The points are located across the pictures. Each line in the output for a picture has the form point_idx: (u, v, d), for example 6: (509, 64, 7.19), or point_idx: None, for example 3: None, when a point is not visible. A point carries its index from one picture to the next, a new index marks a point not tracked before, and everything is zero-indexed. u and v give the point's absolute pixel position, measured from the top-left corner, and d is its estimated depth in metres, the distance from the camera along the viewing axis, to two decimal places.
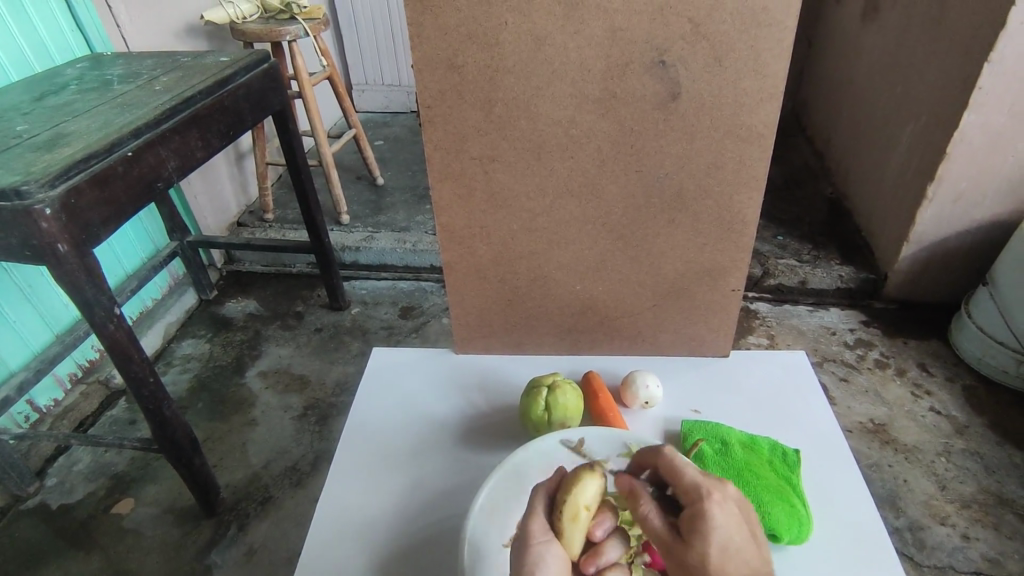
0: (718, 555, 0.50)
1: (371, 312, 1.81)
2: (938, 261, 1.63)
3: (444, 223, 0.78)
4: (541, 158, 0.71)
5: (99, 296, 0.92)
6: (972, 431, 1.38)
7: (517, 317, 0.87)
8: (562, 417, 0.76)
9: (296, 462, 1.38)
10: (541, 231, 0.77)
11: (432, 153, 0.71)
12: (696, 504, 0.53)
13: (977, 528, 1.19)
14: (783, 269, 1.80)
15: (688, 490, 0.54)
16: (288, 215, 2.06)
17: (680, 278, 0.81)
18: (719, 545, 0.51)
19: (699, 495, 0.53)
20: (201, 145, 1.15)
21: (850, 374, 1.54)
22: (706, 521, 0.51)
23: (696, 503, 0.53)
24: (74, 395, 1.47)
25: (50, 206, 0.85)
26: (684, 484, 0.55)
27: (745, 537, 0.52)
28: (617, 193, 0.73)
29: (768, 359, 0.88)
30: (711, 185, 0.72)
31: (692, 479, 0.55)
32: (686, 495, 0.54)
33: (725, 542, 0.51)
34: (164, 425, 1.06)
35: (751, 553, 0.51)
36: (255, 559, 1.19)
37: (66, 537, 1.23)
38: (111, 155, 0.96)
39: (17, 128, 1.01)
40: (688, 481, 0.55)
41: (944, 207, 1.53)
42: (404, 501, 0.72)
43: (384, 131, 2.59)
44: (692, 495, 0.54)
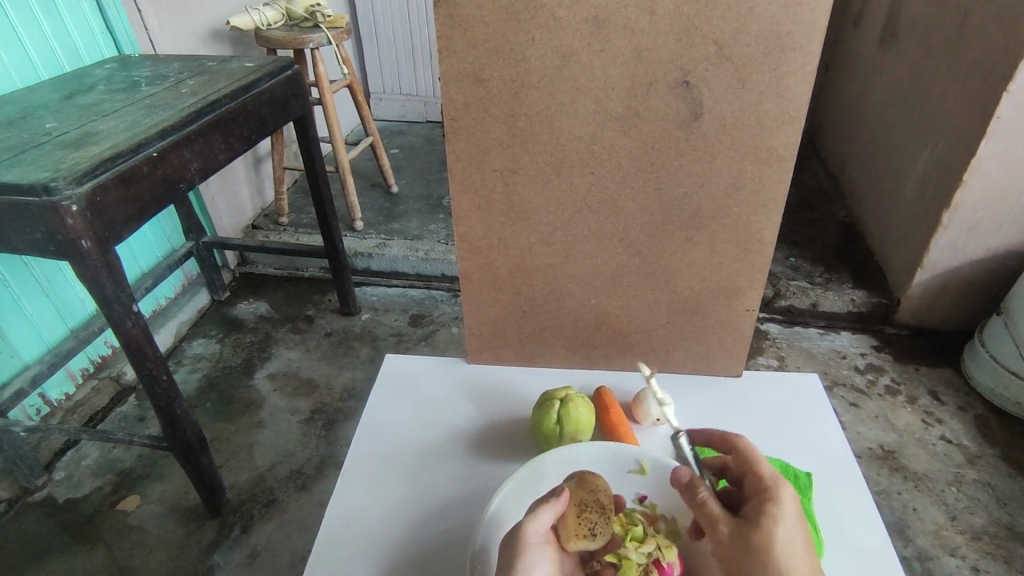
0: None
1: (381, 318, 1.82)
2: (951, 289, 1.63)
3: (463, 233, 0.78)
4: (561, 174, 0.72)
5: (119, 293, 0.94)
6: (984, 462, 1.37)
7: (531, 329, 0.87)
8: (573, 430, 0.76)
9: (301, 466, 1.38)
10: (558, 244, 0.78)
11: (454, 164, 0.72)
12: (773, 493, 0.57)
13: (987, 560, 1.18)
14: (794, 291, 1.80)
15: (762, 482, 0.59)
16: (303, 219, 2.08)
17: (695, 296, 0.81)
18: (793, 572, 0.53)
19: (775, 487, 0.57)
20: (224, 148, 1.17)
21: (860, 400, 1.53)
22: (777, 505, 0.56)
23: (773, 492, 0.57)
24: (85, 390, 1.48)
25: (76, 203, 0.86)
26: (757, 476, 0.59)
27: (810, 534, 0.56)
28: (635, 210, 0.74)
29: (782, 380, 0.87)
30: (729, 206, 0.72)
31: (768, 472, 0.59)
32: (757, 486, 0.59)
33: (791, 534, 0.55)
34: (174, 423, 1.07)
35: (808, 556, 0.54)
36: (257, 562, 1.19)
37: (71, 532, 1.24)
38: (136, 155, 0.97)
39: (46, 125, 1.03)
40: (765, 474, 0.59)
41: (959, 235, 1.53)
42: (414, 507, 0.72)
43: (400, 140, 2.62)
44: (767, 486, 0.58)
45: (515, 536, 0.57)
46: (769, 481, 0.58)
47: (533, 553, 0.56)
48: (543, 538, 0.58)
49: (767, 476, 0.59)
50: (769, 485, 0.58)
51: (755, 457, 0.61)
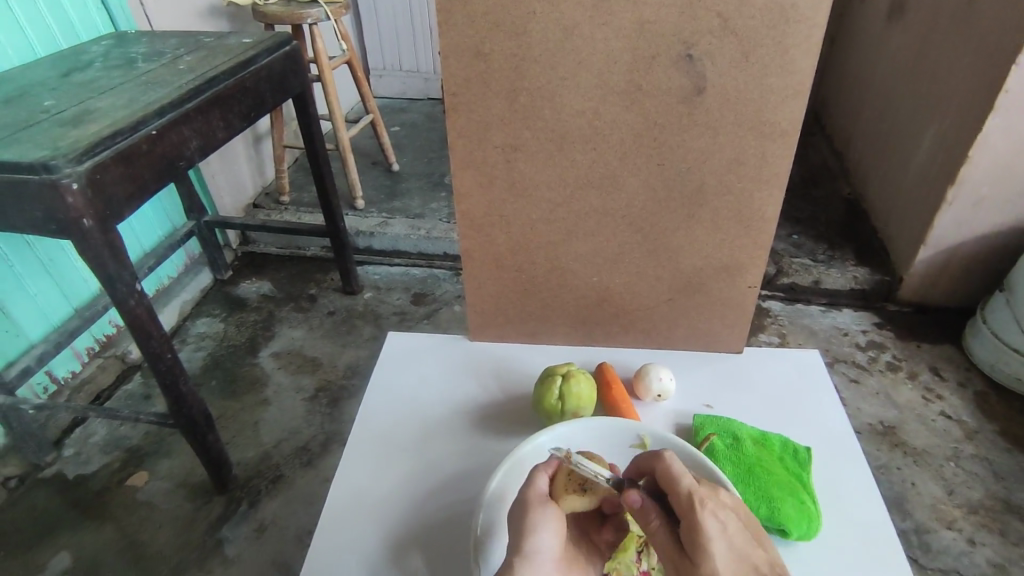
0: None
1: (383, 297, 1.82)
2: (954, 266, 1.62)
3: (464, 210, 0.78)
4: (563, 150, 0.71)
5: (122, 272, 0.94)
6: (982, 437, 1.38)
7: (532, 307, 0.87)
8: (574, 406, 0.76)
9: (306, 443, 1.40)
10: (560, 221, 0.78)
11: (455, 140, 0.72)
12: (693, 519, 0.53)
13: (983, 533, 1.19)
14: (797, 268, 1.79)
15: (681, 505, 0.55)
16: (304, 198, 2.08)
17: (697, 273, 0.81)
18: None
19: (693, 513, 0.53)
20: (223, 126, 1.16)
21: (860, 376, 1.54)
22: (702, 533, 0.52)
23: (691, 521, 0.53)
24: (91, 368, 1.50)
25: (77, 181, 0.86)
26: (676, 499, 0.55)
27: (747, 540, 0.53)
28: (637, 186, 0.73)
29: (783, 357, 0.88)
30: (732, 181, 0.72)
31: (686, 489, 0.55)
32: (679, 512, 0.55)
33: (727, 554, 0.52)
34: (179, 401, 1.08)
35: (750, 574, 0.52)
36: (265, 536, 1.21)
37: (81, 507, 1.26)
38: (135, 133, 0.97)
39: (44, 103, 1.02)
40: (682, 493, 0.55)
41: (963, 211, 1.52)
42: (417, 482, 0.73)
43: (400, 117, 2.59)
44: (686, 514, 0.54)
45: (521, 502, 0.58)
46: (688, 503, 0.54)
47: (538, 512, 0.57)
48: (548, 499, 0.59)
49: (684, 497, 0.55)
50: (688, 511, 0.54)
51: (671, 470, 0.57)
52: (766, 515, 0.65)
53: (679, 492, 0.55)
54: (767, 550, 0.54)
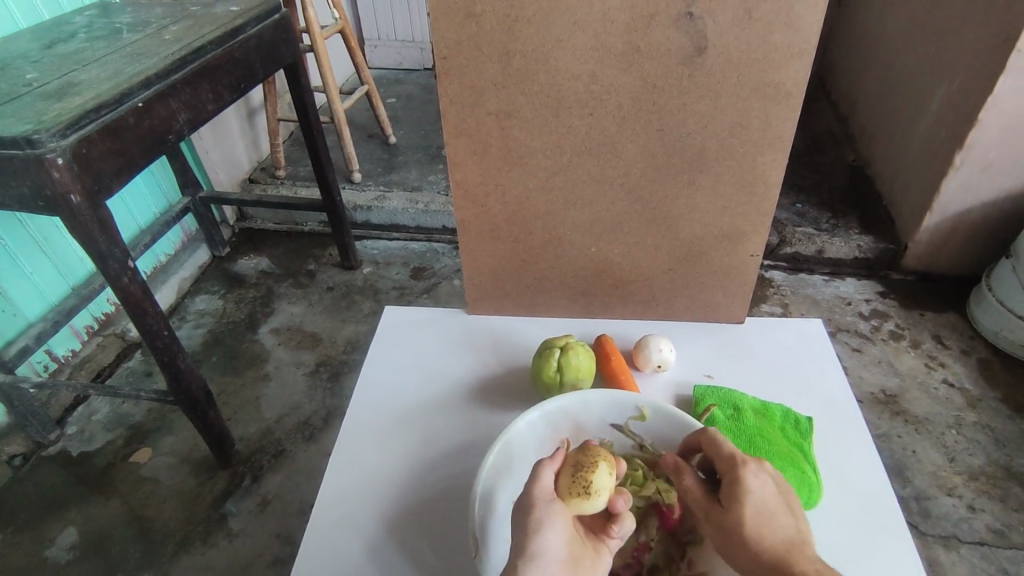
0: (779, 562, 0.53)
1: (382, 272, 1.81)
2: (960, 232, 1.60)
3: (458, 179, 0.76)
4: (560, 115, 0.69)
5: (113, 249, 0.92)
6: (985, 404, 1.37)
7: (530, 279, 0.86)
8: (573, 378, 0.75)
9: (308, 418, 1.40)
10: (557, 190, 0.76)
11: (447, 107, 0.70)
12: (734, 474, 0.57)
13: (984, 499, 1.20)
14: (800, 237, 1.76)
15: (725, 463, 0.58)
16: (300, 172, 2.05)
17: (697, 241, 0.79)
18: (773, 551, 0.54)
19: (735, 466, 0.57)
20: (212, 98, 1.13)
21: (863, 345, 1.53)
22: (741, 486, 0.56)
23: (733, 474, 0.57)
24: (90, 346, 1.49)
25: (61, 155, 0.84)
26: (720, 458, 0.59)
27: (784, 500, 0.57)
28: (636, 152, 0.71)
29: (785, 326, 0.86)
30: (734, 146, 0.70)
31: (729, 450, 0.58)
32: (722, 468, 0.58)
33: (761, 507, 0.55)
34: (178, 378, 1.07)
35: (780, 529, 0.55)
36: (268, 509, 1.22)
37: (86, 483, 1.27)
38: (121, 105, 0.94)
39: (26, 76, 0.99)
40: (724, 453, 0.58)
41: (971, 177, 1.49)
42: (418, 455, 0.73)
43: (396, 88, 2.54)
44: (728, 468, 0.58)
45: (523, 501, 0.57)
46: (730, 459, 0.58)
47: (542, 509, 0.56)
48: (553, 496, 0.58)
49: (728, 455, 0.58)
50: (730, 467, 0.57)
51: (717, 438, 0.62)
52: None
53: (723, 455, 0.60)
54: (795, 517, 0.57)
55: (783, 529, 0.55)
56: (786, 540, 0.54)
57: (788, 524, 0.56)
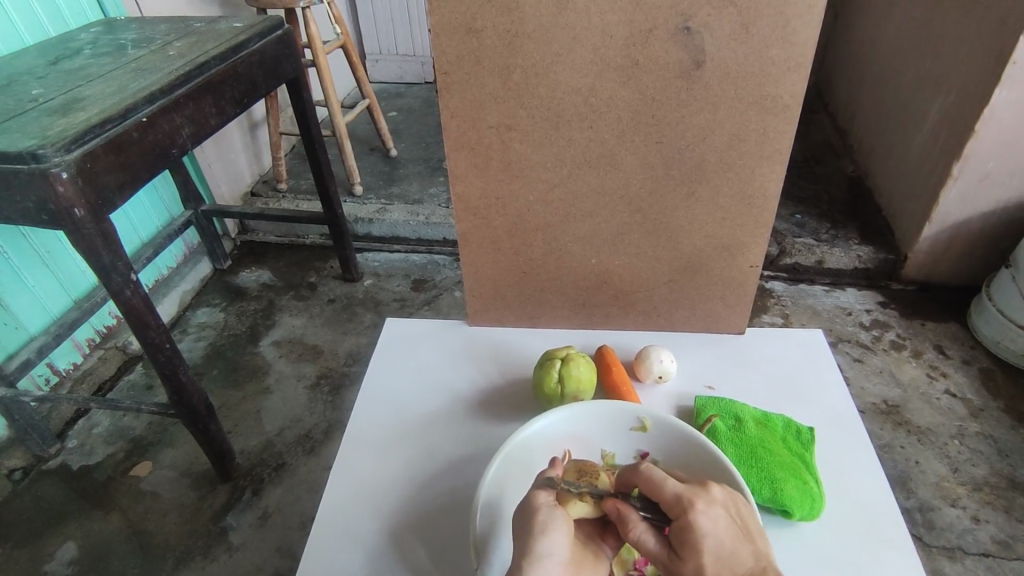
0: None
1: (383, 284, 1.81)
2: (959, 242, 1.60)
3: (459, 192, 0.77)
4: (560, 128, 0.70)
5: (116, 262, 0.93)
6: (987, 415, 1.37)
7: (531, 290, 0.86)
8: (574, 390, 0.76)
9: (309, 430, 1.40)
10: (557, 203, 0.76)
11: (448, 121, 0.70)
12: (686, 519, 0.52)
13: (988, 510, 1.19)
14: (800, 248, 1.77)
15: (672, 507, 0.53)
16: (302, 185, 2.06)
17: (697, 253, 0.80)
18: None
19: (684, 512, 0.52)
20: (215, 113, 1.14)
21: (864, 355, 1.53)
22: (695, 533, 0.51)
23: (683, 520, 0.52)
24: (92, 359, 1.50)
25: (66, 170, 0.85)
26: (667, 503, 0.54)
27: (738, 533, 0.53)
28: (635, 164, 0.72)
29: (785, 337, 0.87)
30: (732, 158, 0.70)
31: (673, 492, 0.54)
32: (670, 513, 0.53)
33: (719, 550, 0.51)
34: (180, 390, 1.08)
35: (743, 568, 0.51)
36: (269, 523, 1.22)
37: (86, 497, 1.26)
38: (125, 120, 0.95)
39: (32, 92, 1.01)
40: (670, 496, 0.54)
41: (970, 187, 1.50)
42: (418, 469, 0.72)
43: (398, 102, 2.57)
44: (677, 515, 0.53)
45: (528, 504, 0.57)
46: (678, 506, 0.53)
47: (545, 513, 0.55)
48: (553, 499, 0.57)
49: (673, 499, 0.53)
50: (680, 513, 0.53)
51: (655, 479, 0.55)
52: (770, 497, 0.64)
53: (667, 498, 0.54)
54: (754, 544, 0.53)
55: (746, 565, 0.51)
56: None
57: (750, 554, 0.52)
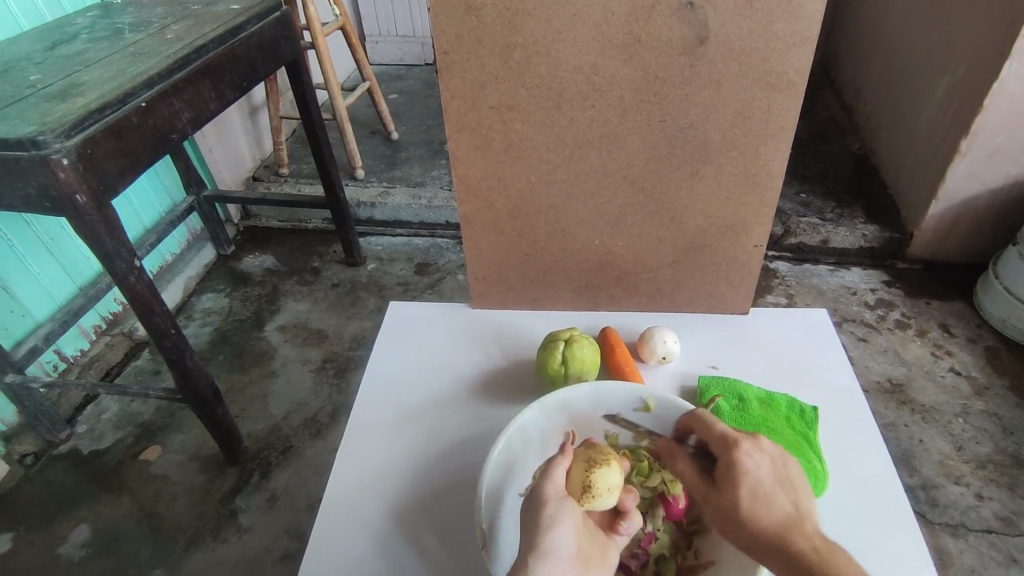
0: (776, 540, 0.52)
1: (386, 268, 1.81)
2: (966, 220, 1.59)
3: (461, 174, 0.76)
4: (561, 108, 0.69)
5: (119, 248, 0.93)
6: (992, 393, 1.37)
7: (534, 272, 0.86)
8: (577, 371, 0.75)
9: (315, 414, 1.41)
10: (559, 183, 0.76)
11: (449, 102, 0.70)
12: (726, 452, 0.57)
13: (992, 488, 1.20)
14: (805, 227, 1.75)
15: (716, 443, 0.58)
16: (303, 170, 2.05)
17: (701, 233, 0.79)
18: (769, 534, 0.52)
19: (725, 445, 0.57)
20: (215, 96, 1.13)
21: (869, 335, 1.53)
22: (732, 465, 0.56)
23: (723, 452, 0.57)
24: (99, 346, 1.51)
25: (67, 156, 0.85)
26: (714, 439, 0.59)
27: (782, 477, 0.55)
28: (638, 143, 0.71)
29: (790, 316, 0.86)
30: (736, 136, 0.69)
31: (721, 431, 0.59)
32: (715, 448, 0.58)
33: (756, 485, 0.55)
34: (186, 375, 1.08)
35: (780, 505, 0.53)
36: (278, 505, 1.23)
37: (97, 481, 1.28)
38: (124, 105, 0.95)
39: (30, 77, 1.00)
40: (717, 433, 0.59)
41: (977, 163, 1.48)
42: (423, 451, 0.73)
43: (398, 84, 2.54)
44: (719, 449, 0.58)
45: (537, 496, 0.57)
46: (722, 440, 0.58)
47: (553, 507, 0.56)
48: (564, 491, 0.58)
49: (720, 435, 0.58)
50: (721, 447, 0.57)
51: (707, 420, 0.61)
52: None
53: (715, 436, 0.59)
54: (796, 493, 0.54)
55: (779, 508, 0.53)
56: (783, 519, 0.52)
57: (790, 501, 0.54)
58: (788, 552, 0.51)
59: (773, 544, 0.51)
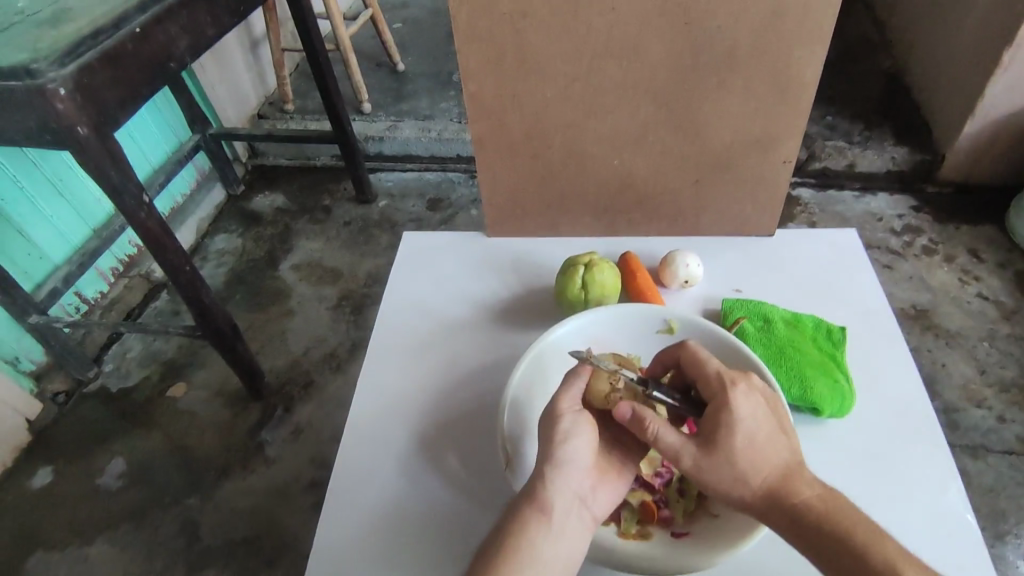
0: (775, 488, 0.51)
1: (398, 204, 1.78)
2: (1003, 139, 1.51)
3: (473, 91, 0.72)
4: (578, 14, 0.64)
5: (126, 183, 0.91)
6: (1020, 317, 1.34)
7: (552, 197, 0.83)
8: (598, 295, 0.74)
9: (334, 350, 1.42)
10: (577, 99, 0.72)
11: (458, 10, 0.65)
12: (724, 396, 0.54)
13: (1014, 411, 1.19)
14: (830, 151, 1.68)
15: (710, 385, 0.55)
16: (309, 105, 2.00)
17: (727, 149, 0.75)
18: (770, 482, 0.51)
19: (722, 390, 0.54)
20: (212, 22, 1.08)
21: (894, 261, 1.49)
22: (730, 411, 0.53)
23: (722, 396, 0.54)
24: (118, 287, 1.52)
25: (63, 85, 0.81)
26: (707, 381, 0.56)
27: (775, 425, 0.54)
28: (662, 51, 0.66)
29: (818, 236, 0.83)
30: (768, 39, 0.64)
31: (715, 370, 0.56)
32: (709, 392, 0.55)
33: (754, 430, 0.53)
34: (204, 312, 1.08)
35: (775, 457, 0.52)
36: (302, 438, 1.26)
37: (127, 417, 1.32)
38: (118, 31, 0.90)
39: (19, 4, 0.95)
40: (711, 373, 0.56)
41: (1019, 76, 1.39)
42: (445, 376, 0.73)
43: (403, 12, 2.43)
44: (715, 391, 0.55)
45: (550, 411, 0.56)
46: (718, 382, 0.55)
47: (569, 421, 0.55)
48: (580, 406, 0.57)
49: (714, 377, 0.55)
50: (718, 392, 0.54)
51: (698, 357, 0.57)
52: (798, 395, 0.63)
53: (709, 376, 0.56)
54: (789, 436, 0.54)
55: (778, 452, 0.53)
56: (782, 465, 0.52)
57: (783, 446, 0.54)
58: (785, 506, 0.51)
59: (769, 497, 0.51)
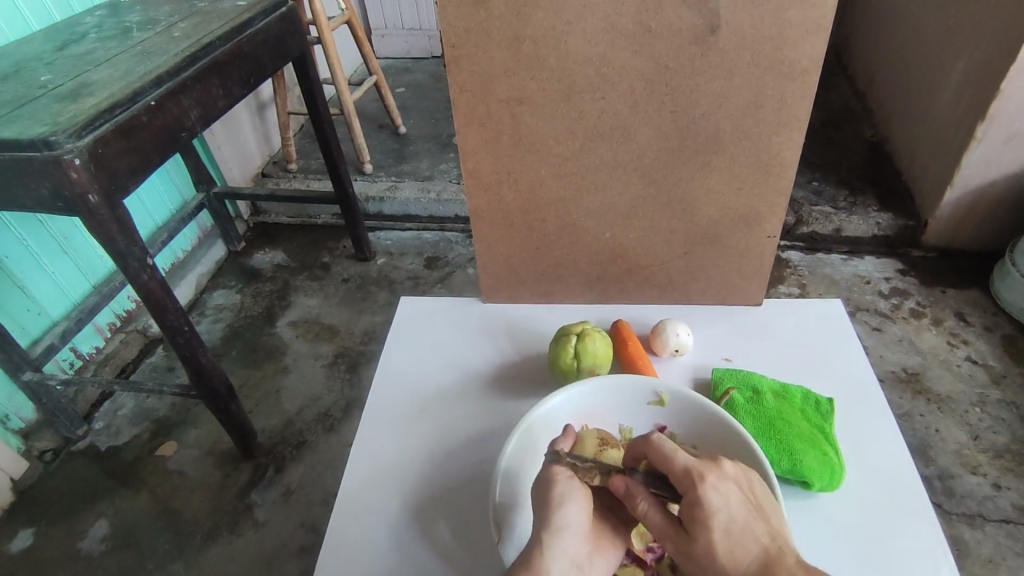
0: None
1: (396, 262, 1.82)
2: (983, 207, 1.56)
3: (471, 168, 0.76)
4: (571, 101, 0.68)
5: (132, 247, 0.93)
6: (1009, 381, 1.35)
7: (546, 266, 0.86)
8: (590, 364, 0.75)
9: (328, 408, 1.42)
10: (570, 176, 0.75)
11: (458, 96, 0.69)
12: (693, 491, 0.52)
13: (1009, 477, 1.18)
14: (817, 216, 1.73)
15: (676, 478, 0.54)
16: (311, 165, 2.06)
17: (714, 225, 0.78)
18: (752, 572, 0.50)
19: (691, 482, 0.53)
20: (223, 94, 1.13)
21: (883, 324, 1.51)
22: (704, 508, 0.52)
23: (691, 493, 0.52)
24: (114, 342, 1.52)
25: (78, 156, 0.85)
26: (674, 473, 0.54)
27: (751, 514, 0.52)
28: (649, 134, 0.70)
29: (804, 307, 0.86)
30: (749, 126, 0.68)
31: (684, 465, 0.54)
32: (676, 482, 0.54)
33: (729, 523, 0.51)
34: (200, 372, 1.09)
35: (751, 547, 0.51)
36: (293, 500, 1.25)
37: (115, 476, 1.30)
38: (134, 104, 0.95)
39: (41, 78, 1.01)
40: (679, 468, 0.54)
41: (993, 148, 1.46)
42: (439, 444, 0.73)
43: (406, 78, 2.53)
44: (684, 486, 0.53)
45: (545, 476, 0.57)
46: (686, 477, 0.53)
47: (562, 486, 0.56)
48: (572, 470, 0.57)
49: (681, 469, 0.53)
50: (687, 485, 0.53)
51: (663, 446, 0.55)
52: (788, 468, 0.64)
53: (676, 470, 0.54)
54: (767, 519, 0.53)
55: (755, 544, 0.51)
56: (759, 556, 0.51)
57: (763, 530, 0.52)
58: None
59: None
